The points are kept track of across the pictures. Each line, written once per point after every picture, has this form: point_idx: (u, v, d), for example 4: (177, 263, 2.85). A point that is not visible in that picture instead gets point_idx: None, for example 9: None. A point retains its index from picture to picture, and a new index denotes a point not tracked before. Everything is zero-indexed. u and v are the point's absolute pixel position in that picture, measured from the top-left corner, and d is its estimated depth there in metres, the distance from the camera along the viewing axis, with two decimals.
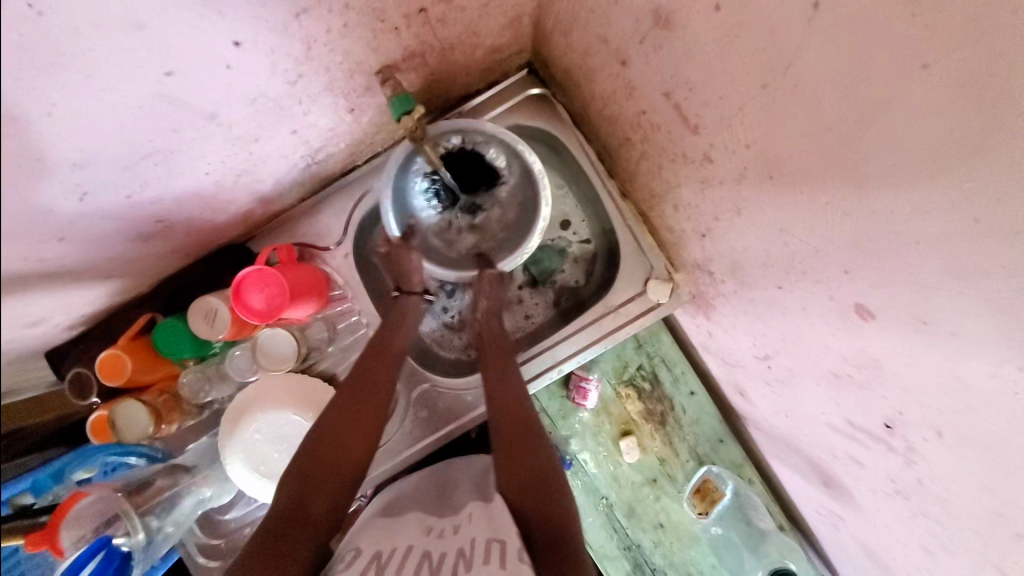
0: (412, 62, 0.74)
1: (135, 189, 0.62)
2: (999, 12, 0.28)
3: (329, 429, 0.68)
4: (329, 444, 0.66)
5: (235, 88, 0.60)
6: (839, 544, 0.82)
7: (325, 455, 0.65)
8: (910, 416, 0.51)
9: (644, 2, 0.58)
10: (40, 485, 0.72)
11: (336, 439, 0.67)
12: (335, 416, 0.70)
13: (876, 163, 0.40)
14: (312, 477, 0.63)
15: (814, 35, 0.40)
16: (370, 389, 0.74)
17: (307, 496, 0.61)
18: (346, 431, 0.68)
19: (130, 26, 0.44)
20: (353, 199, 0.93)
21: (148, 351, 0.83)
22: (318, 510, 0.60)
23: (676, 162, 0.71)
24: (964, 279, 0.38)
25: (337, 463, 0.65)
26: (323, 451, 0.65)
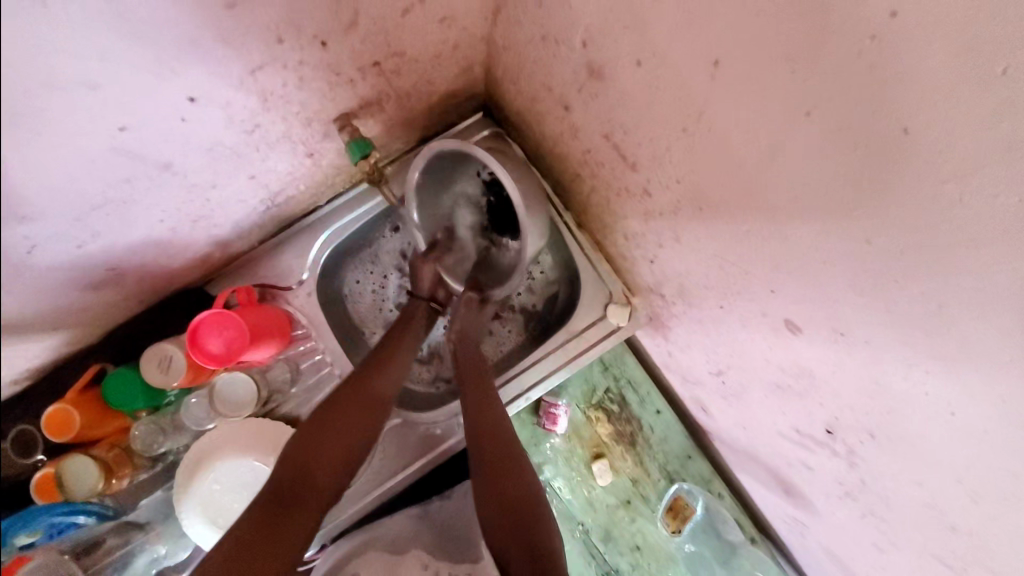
0: (368, 109, 0.77)
1: (86, 239, 0.63)
2: (860, 71, 0.34)
3: (294, 464, 0.71)
4: (293, 477, 0.70)
5: (191, 139, 0.62)
6: (807, 551, 0.84)
7: (288, 482, 0.69)
8: (845, 420, 0.55)
9: (579, 56, 0.63)
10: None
11: (300, 468, 0.70)
12: (291, 448, 0.72)
13: (780, 197, 0.46)
14: (275, 510, 0.67)
15: (719, 87, 0.45)
16: (360, 407, 0.76)
17: (289, 516, 0.67)
18: (320, 447, 0.72)
19: (84, 85, 0.46)
20: (314, 238, 0.94)
21: (97, 404, 0.81)
22: (283, 538, 0.65)
23: (621, 196, 0.76)
24: (868, 294, 0.43)
25: (300, 494, 0.69)
26: (287, 485, 0.69)
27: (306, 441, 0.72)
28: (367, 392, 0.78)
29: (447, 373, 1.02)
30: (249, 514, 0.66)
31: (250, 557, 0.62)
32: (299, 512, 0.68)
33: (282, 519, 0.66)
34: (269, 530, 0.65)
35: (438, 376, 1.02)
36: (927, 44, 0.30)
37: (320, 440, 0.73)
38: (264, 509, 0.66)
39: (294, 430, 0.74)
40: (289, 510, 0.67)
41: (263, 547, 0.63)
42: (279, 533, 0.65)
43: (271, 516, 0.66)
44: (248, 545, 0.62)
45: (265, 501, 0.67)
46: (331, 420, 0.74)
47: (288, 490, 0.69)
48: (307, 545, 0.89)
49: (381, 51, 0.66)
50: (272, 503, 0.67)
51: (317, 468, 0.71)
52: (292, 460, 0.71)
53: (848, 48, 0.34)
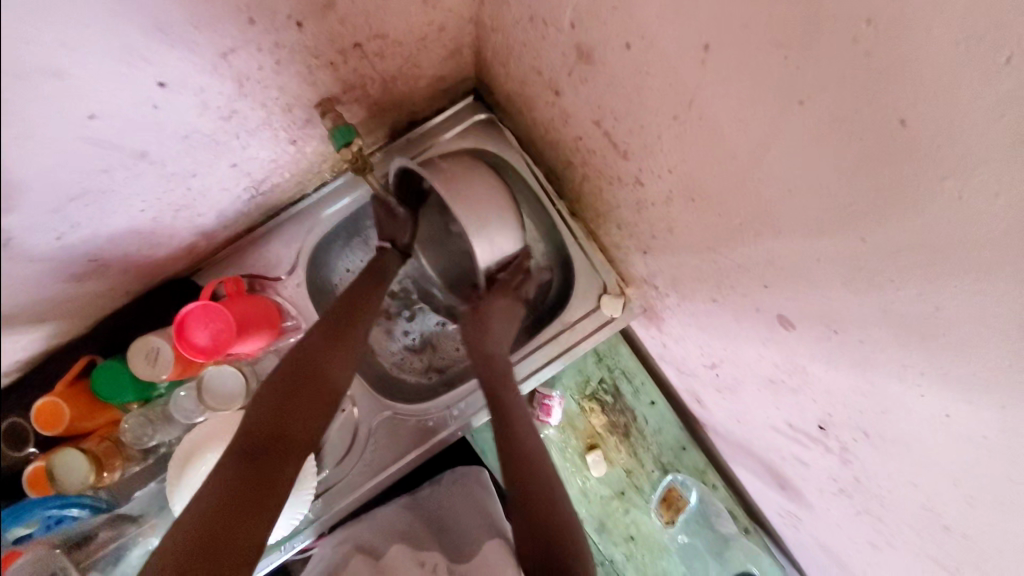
0: (353, 94, 0.74)
1: (65, 229, 0.61)
2: (855, 55, 0.31)
3: (267, 419, 0.70)
4: (269, 431, 0.69)
5: (166, 126, 0.60)
6: (802, 543, 0.83)
7: (259, 444, 0.67)
8: (838, 417, 0.54)
9: (567, 38, 0.60)
10: None
11: (275, 422, 0.69)
12: (262, 405, 0.70)
13: (771, 190, 0.44)
14: (253, 464, 0.66)
15: (708, 72, 0.43)
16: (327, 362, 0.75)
17: (268, 468, 0.66)
18: (292, 401, 0.71)
19: (47, 73, 0.43)
20: (302, 228, 0.92)
21: (85, 396, 0.80)
22: (262, 489, 0.64)
23: (614, 185, 0.73)
24: (861, 290, 0.41)
25: (276, 452, 0.68)
26: (264, 438, 0.68)
27: (271, 402, 0.71)
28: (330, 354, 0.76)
29: (439, 364, 1.01)
30: (220, 477, 0.64)
31: (227, 524, 0.60)
32: (278, 463, 0.67)
33: (260, 473, 0.65)
34: (250, 482, 0.64)
35: (430, 367, 1.01)
36: (928, 28, 0.27)
37: (287, 401, 0.71)
38: (235, 472, 0.65)
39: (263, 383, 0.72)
40: (264, 471, 0.66)
41: (241, 512, 0.62)
42: (256, 494, 0.64)
43: (244, 478, 0.64)
44: (221, 515, 0.61)
45: (234, 460, 0.66)
46: (295, 380, 0.73)
47: (261, 450, 0.67)
48: (300, 537, 0.87)
49: (362, 34, 0.64)
50: (242, 465, 0.65)
51: (293, 423, 0.71)
52: (261, 424, 0.69)
53: (841, 29, 0.31)
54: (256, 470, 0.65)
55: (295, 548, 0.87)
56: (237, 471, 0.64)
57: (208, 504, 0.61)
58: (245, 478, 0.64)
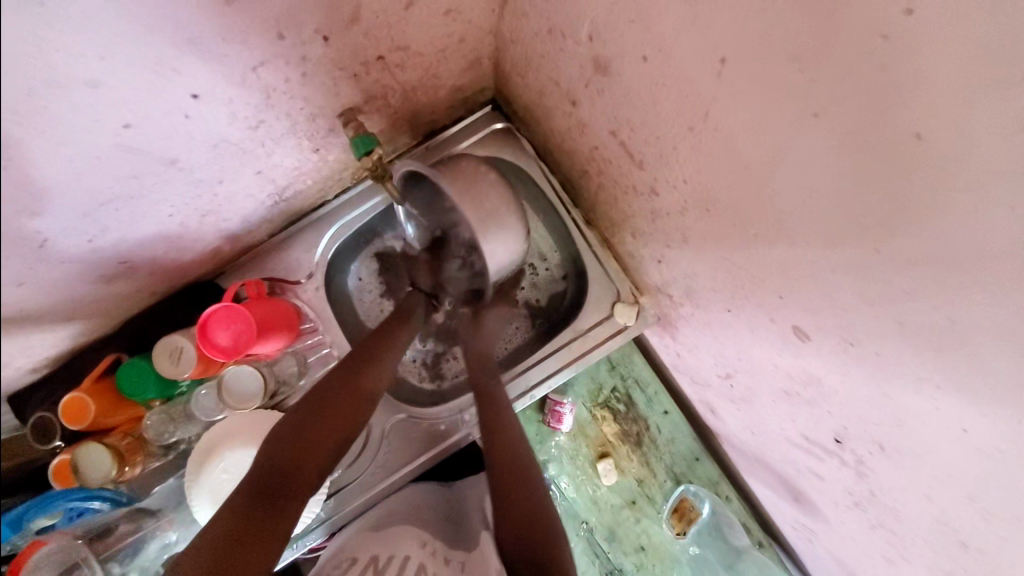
0: (374, 104, 0.76)
1: (96, 234, 0.66)
2: (871, 69, 0.32)
3: (286, 452, 0.70)
4: (284, 466, 0.70)
5: (196, 135, 0.62)
6: (816, 558, 0.82)
7: (275, 476, 0.69)
8: (854, 430, 0.53)
9: (585, 50, 0.61)
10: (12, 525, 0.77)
11: (292, 457, 0.70)
12: (281, 437, 0.72)
13: (787, 202, 0.44)
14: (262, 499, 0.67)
15: (724, 85, 0.43)
16: (350, 398, 0.76)
17: (280, 506, 0.67)
18: (312, 437, 0.72)
19: (85, 84, 0.47)
20: (322, 233, 0.94)
21: (111, 393, 0.83)
22: (269, 525, 0.65)
23: (628, 194, 0.74)
24: (877, 302, 0.41)
25: (289, 488, 0.69)
26: (278, 472, 0.69)
27: (292, 432, 0.72)
28: (351, 387, 0.77)
29: (449, 370, 1.01)
30: (230, 509, 0.65)
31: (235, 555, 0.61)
32: (289, 500, 0.68)
33: (269, 512, 0.66)
34: (256, 518, 0.65)
35: (441, 373, 1.01)
36: (945, 45, 0.28)
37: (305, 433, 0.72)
38: (248, 504, 0.66)
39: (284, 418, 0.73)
40: (274, 505, 0.67)
41: (245, 541, 0.63)
42: (259, 527, 0.64)
43: (255, 511, 0.66)
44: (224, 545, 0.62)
45: (244, 494, 0.67)
46: (315, 415, 0.74)
47: (275, 485, 0.68)
48: (313, 534, 0.89)
49: (385, 46, 0.66)
50: (255, 499, 0.66)
51: (308, 458, 0.71)
52: (278, 455, 0.70)
53: (855, 45, 0.32)
54: (267, 506, 0.66)
55: (307, 546, 0.89)
56: (248, 504, 0.66)
57: (215, 534, 0.63)
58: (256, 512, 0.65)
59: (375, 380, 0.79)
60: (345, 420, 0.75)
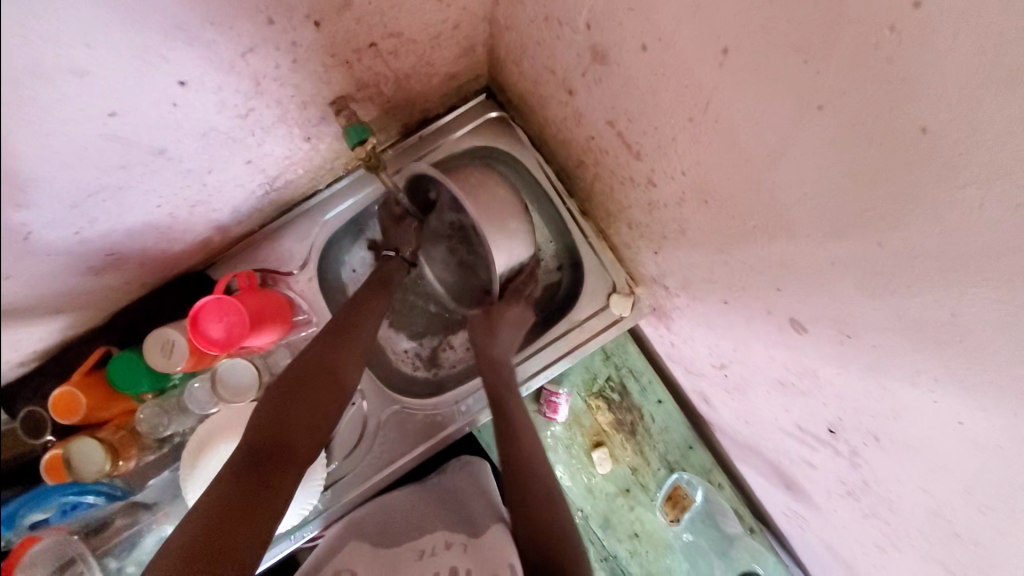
0: (367, 92, 0.75)
1: (83, 225, 0.65)
2: (876, 61, 0.31)
3: (273, 424, 0.68)
4: (274, 438, 0.66)
5: (185, 124, 0.61)
6: (806, 543, 0.83)
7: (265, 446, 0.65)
8: (848, 421, 0.54)
9: (583, 38, 0.60)
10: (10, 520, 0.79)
11: (281, 432, 0.67)
12: (267, 410, 0.69)
13: (787, 195, 0.44)
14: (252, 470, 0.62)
15: (726, 76, 0.43)
16: (334, 374, 0.75)
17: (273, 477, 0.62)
18: (302, 408, 0.71)
19: (70, 72, 0.45)
20: (315, 223, 0.93)
21: (102, 386, 0.82)
22: (262, 496, 0.59)
23: (625, 185, 0.74)
24: (875, 295, 0.41)
25: (278, 458, 0.65)
26: (268, 443, 0.65)
27: (276, 405, 0.70)
28: (333, 364, 0.76)
29: (445, 361, 1.02)
30: (222, 480, 0.60)
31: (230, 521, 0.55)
32: (279, 471, 0.64)
33: (260, 482, 0.61)
34: (250, 489, 0.60)
35: (436, 363, 1.01)
36: (952, 38, 0.27)
37: (290, 407, 0.70)
38: (239, 473, 0.61)
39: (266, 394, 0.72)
40: (265, 476, 0.62)
41: (235, 517, 0.56)
42: (252, 498, 0.59)
43: (246, 481, 0.60)
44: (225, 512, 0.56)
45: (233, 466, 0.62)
46: (301, 386, 0.72)
47: (264, 454, 0.64)
48: (311, 526, 0.89)
49: (378, 32, 0.64)
50: (245, 467, 0.62)
51: (296, 434, 0.69)
52: (265, 428, 0.67)
53: (861, 37, 0.31)
54: (260, 474, 0.62)
55: (305, 537, 0.89)
56: (239, 470, 0.61)
57: (204, 508, 0.56)
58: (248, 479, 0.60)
59: (355, 358, 0.79)
60: (330, 394, 0.74)
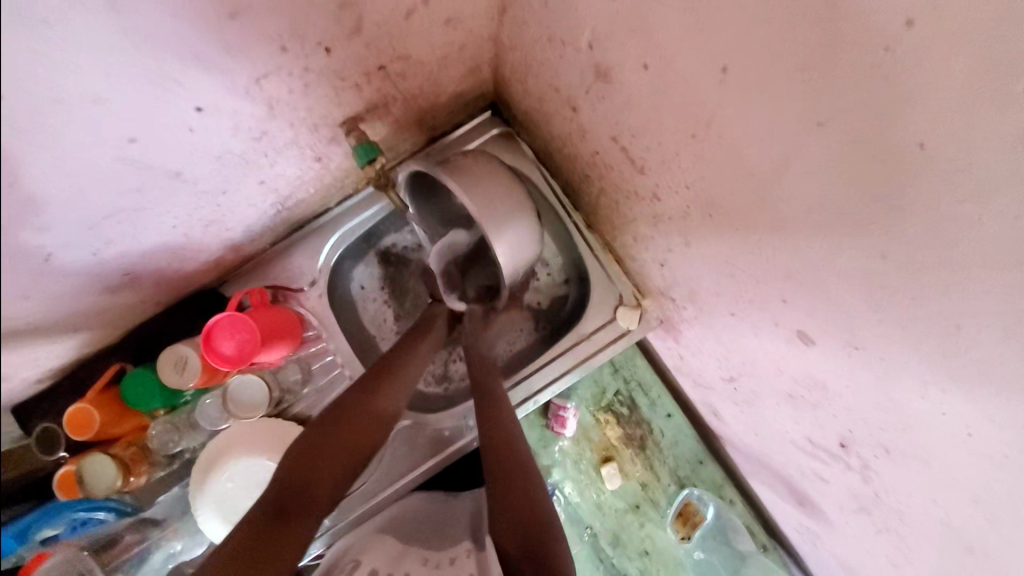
0: (376, 112, 0.77)
1: (101, 247, 0.67)
2: (873, 78, 0.32)
3: (301, 474, 0.70)
4: (297, 487, 0.69)
5: (200, 147, 0.63)
6: (822, 562, 0.81)
7: (288, 495, 0.68)
8: (859, 434, 0.53)
9: (585, 57, 0.62)
10: (20, 536, 0.79)
11: (305, 479, 0.69)
12: (298, 454, 0.71)
13: (792, 207, 0.45)
14: (276, 521, 0.65)
15: (727, 93, 0.44)
16: (366, 415, 0.76)
17: (294, 524, 0.66)
18: (329, 455, 0.72)
19: (90, 100, 0.48)
20: (325, 240, 0.94)
21: (115, 403, 0.83)
22: (284, 544, 0.64)
23: (630, 199, 0.74)
24: (882, 308, 0.41)
25: (298, 505, 0.67)
26: (290, 493, 0.68)
27: (308, 451, 0.71)
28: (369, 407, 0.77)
29: (454, 373, 1.01)
30: (247, 525, 0.64)
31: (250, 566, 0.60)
32: (299, 521, 0.66)
33: (276, 530, 0.64)
34: (269, 538, 0.63)
35: (446, 376, 1.01)
36: (945, 57, 0.28)
37: (323, 452, 0.72)
38: (263, 519, 0.65)
39: (303, 435, 0.73)
40: (287, 523, 0.65)
41: (260, 558, 0.61)
42: (271, 543, 0.63)
43: (268, 528, 0.64)
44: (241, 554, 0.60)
45: (259, 515, 0.65)
46: (335, 431, 0.74)
47: (288, 504, 0.67)
48: (317, 543, 0.89)
49: (386, 55, 0.66)
50: (268, 516, 0.65)
51: (319, 482, 0.70)
52: (293, 473, 0.70)
53: (858, 53, 0.32)
54: (280, 522, 0.65)
55: (312, 554, 0.89)
56: (263, 521, 0.64)
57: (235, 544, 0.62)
58: (265, 533, 0.63)
59: (388, 398, 0.78)
60: (364, 437, 0.75)
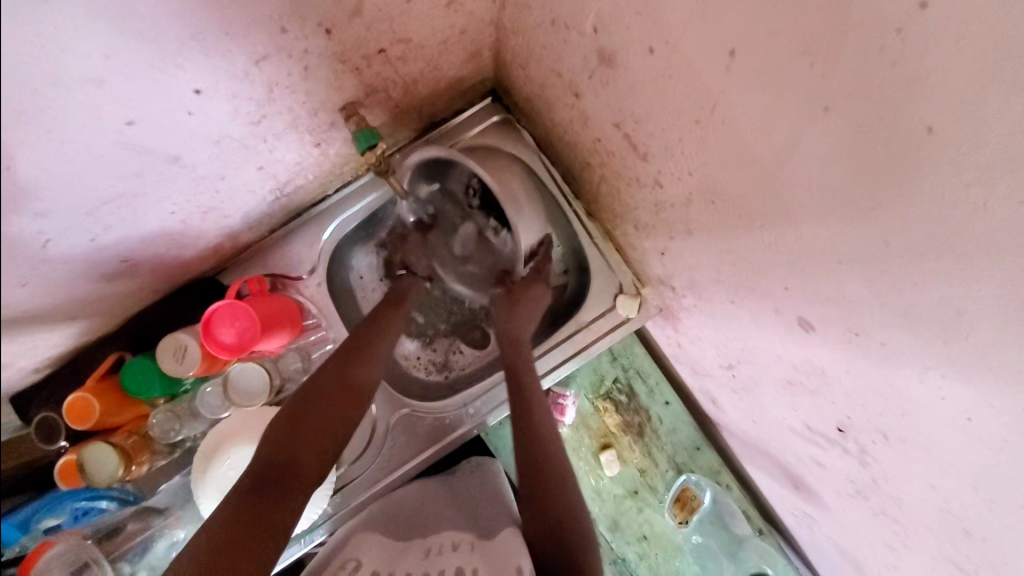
0: (375, 97, 0.76)
1: (99, 233, 0.66)
2: (884, 63, 0.32)
3: (285, 447, 0.69)
4: (283, 461, 0.68)
5: (199, 131, 0.62)
6: (818, 546, 0.83)
7: (272, 468, 0.67)
8: (857, 419, 0.54)
9: (589, 42, 0.61)
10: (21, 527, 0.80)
11: (290, 453, 0.69)
12: (282, 430, 0.71)
13: (796, 194, 0.45)
14: (261, 494, 0.64)
15: (733, 78, 0.44)
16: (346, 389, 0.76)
17: (283, 495, 0.65)
18: (311, 426, 0.72)
19: (89, 82, 0.47)
20: (324, 229, 0.94)
21: (114, 392, 0.83)
22: (270, 515, 0.62)
23: (632, 186, 0.74)
24: (884, 293, 0.41)
25: (285, 480, 0.66)
26: (276, 467, 0.67)
27: (290, 424, 0.71)
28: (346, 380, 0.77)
29: (453, 361, 1.01)
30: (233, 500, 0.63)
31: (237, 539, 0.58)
32: (285, 493, 0.65)
33: (263, 502, 0.63)
34: (256, 510, 0.62)
35: (445, 365, 1.01)
36: (955, 41, 0.28)
37: (305, 425, 0.72)
38: (247, 493, 0.64)
39: (281, 412, 0.73)
40: (274, 497, 0.64)
41: (246, 529, 0.60)
42: (258, 515, 0.62)
43: (253, 500, 0.63)
44: (229, 533, 0.58)
45: (243, 488, 0.64)
46: (312, 403, 0.74)
47: (274, 478, 0.66)
48: (319, 530, 0.89)
49: (387, 38, 0.65)
50: (252, 488, 0.64)
51: (304, 455, 0.70)
52: (277, 447, 0.69)
53: (868, 35, 0.32)
54: (267, 494, 0.64)
55: (313, 542, 0.89)
56: (247, 493, 0.63)
57: (217, 519, 0.60)
58: (252, 505, 0.62)
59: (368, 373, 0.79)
60: (344, 407, 0.75)
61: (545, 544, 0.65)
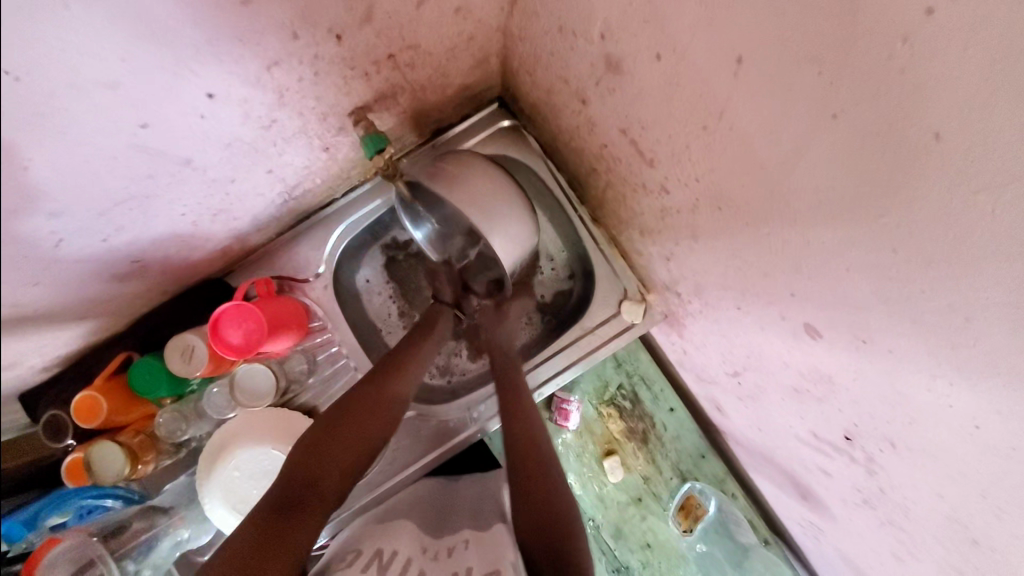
0: (384, 102, 0.77)
1: (110, 234, 0.67)
2: (890, 70, 0.32)
3: (308, 467, 0.69)
4: (305, 481, 0.68)
5: (211, 134, 0.63)
6: (824, 557, 0.82)
7: (296, 489, 0.67)
8: (865, 428, 0.53)
9: (596, 50, 0.62)
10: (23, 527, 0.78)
11: (312, 472, 0.69)
12: (304, 449, 0.71)
13: (803, 200, 0.45)
14: (283, 515, 0.64)
15: (740, 85, 0.44)
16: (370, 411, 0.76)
17: (306, 515, 0.65)
18: (333, 445, 0.71)
19: (106, 86, 0.48)
20: (331, 232, 0.95)
21: (122, 391, 0.84)
22: (291, 536, 0.62)
23: (638, 192, 0.74)
24: (890, 300, 0.41)
25: (308, 499, 0.66)
26: (298, 486, 0.67)
27: (314, 443, 0.71)
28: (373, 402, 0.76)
29: (456, 366, 1.01)
30: (256, 522, 0.63)
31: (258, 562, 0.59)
32: (307, 513, 0.65)
33: (285, 521, 0.63)
34: (277, 532, 0.62)
35: (447, 370, 1.01)
36: (961, 48, 0.28)
37: (327, 445, 0.71)
38: (270, 514, 0.64)
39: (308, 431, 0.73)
40: (295, 517, 0.64)
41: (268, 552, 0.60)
42: (278, 536, 0.62)
43: (276, 522, 0.63)
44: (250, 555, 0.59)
45: (264, 509, 0.64)
46: (337, 423, 0.73)
47: (296, 498, 0.66)
48: (322, 532, 0.90)
49: (396, 44, 0.66)
50: (275, 509, 0.64)
51: (325, 473, 0.69)
52: (300, 467, 0.69)
53: (874, 43, 0.32)
54: (289, 516, 0.64)
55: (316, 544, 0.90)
56: (269, 515, 0.64)
57: (240, 541, 0.61)
58: (274, 527, 0.62)
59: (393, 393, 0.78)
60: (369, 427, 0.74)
61: (546, 548, 0.64)
